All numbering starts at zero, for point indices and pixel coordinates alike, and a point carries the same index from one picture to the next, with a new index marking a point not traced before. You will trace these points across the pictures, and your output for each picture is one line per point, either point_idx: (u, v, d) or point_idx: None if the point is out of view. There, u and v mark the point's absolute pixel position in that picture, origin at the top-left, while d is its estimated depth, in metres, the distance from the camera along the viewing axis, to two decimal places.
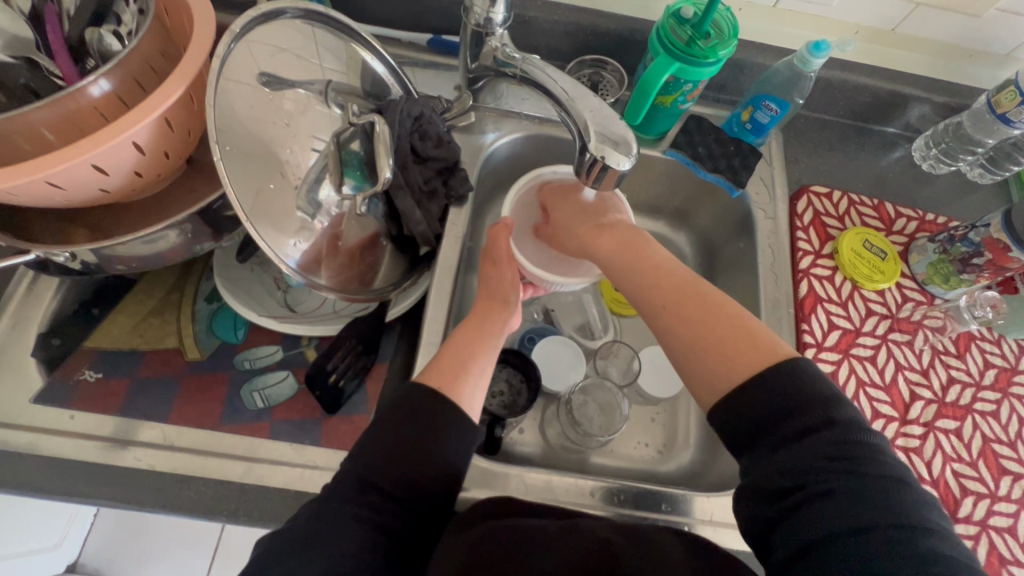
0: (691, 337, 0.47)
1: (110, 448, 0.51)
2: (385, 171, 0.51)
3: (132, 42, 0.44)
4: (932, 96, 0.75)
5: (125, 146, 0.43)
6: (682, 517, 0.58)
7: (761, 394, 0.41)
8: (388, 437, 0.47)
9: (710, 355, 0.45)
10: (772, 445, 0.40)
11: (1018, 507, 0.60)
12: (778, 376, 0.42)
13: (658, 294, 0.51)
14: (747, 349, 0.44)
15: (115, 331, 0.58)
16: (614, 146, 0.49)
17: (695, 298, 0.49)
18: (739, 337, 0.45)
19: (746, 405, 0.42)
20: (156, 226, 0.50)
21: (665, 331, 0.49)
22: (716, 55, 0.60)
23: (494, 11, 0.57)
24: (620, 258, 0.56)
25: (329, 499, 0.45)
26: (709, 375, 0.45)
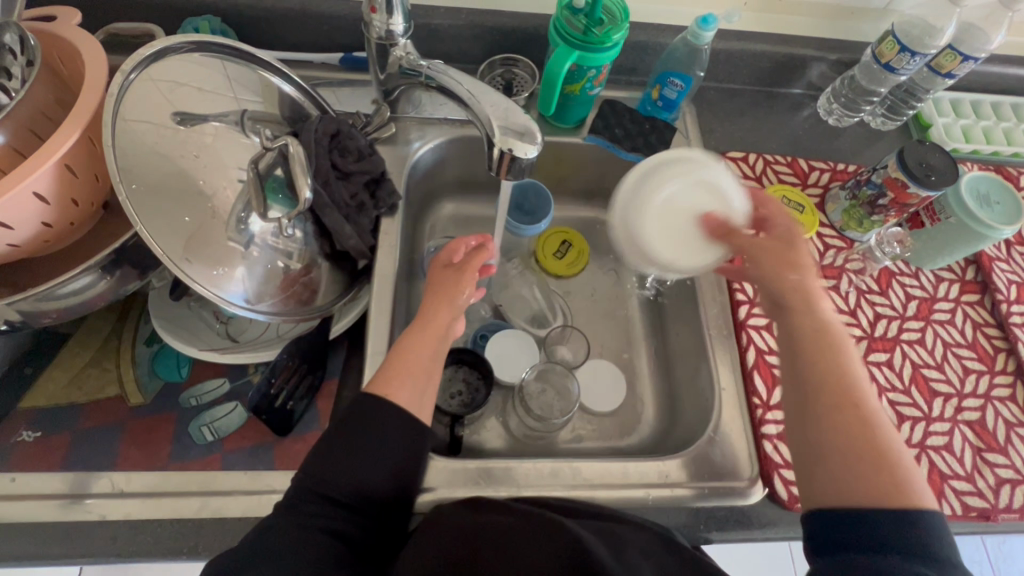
0: (837, 436, 0.43)
1: (58, 505, 0.50)
2: (304, 190, 0.51)
3: (21, 93, 0.45)
4: (826, 55, 0.80)
5: (25, 197, 0.43)
6: (644, 485, 0.59)
7: (871, 529, 0.38)
8: (337, 445, 0.48)
9: (866, 463, 0.41)
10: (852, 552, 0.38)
11: (951, 425, 0.64)
12: (923, 528, 0.38)
13: (825, 383, 0.45)
14: (901, 484, 0.40)
15: (53, 387, 0.58)
16: (518, 137, 0.51)
17: (844, 398, 0.44)
18: (887, 471, 0.40)
19: (888, 534, 0.38)
20: (75, 272, 0.50)
21: (816, 419, 0.44)
22: (611, 39, 0.62)
23: (393, 22, 0.59)
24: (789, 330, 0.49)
25: (280, 515, 0.45)
26: (850, 480, 0.41)
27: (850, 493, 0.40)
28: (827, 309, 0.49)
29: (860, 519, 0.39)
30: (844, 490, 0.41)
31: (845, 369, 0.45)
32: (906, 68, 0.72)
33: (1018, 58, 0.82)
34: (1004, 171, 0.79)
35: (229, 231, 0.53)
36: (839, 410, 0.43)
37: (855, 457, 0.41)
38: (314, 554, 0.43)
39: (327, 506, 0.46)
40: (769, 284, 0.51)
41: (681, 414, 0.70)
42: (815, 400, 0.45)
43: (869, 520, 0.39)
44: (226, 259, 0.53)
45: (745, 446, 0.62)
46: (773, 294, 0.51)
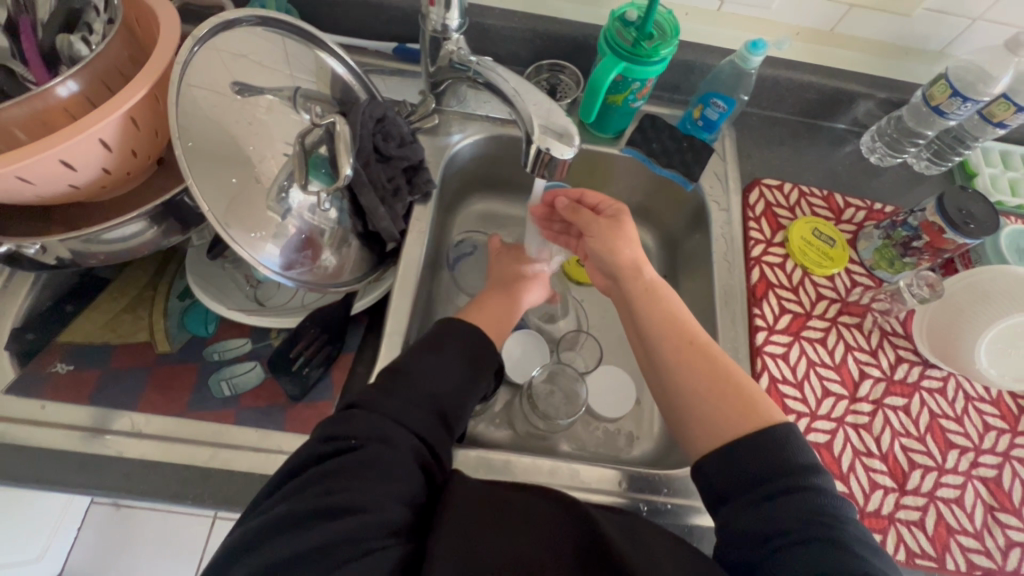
0: (693, 382, 0.53)
1: (85, 437, 0.53)
2: (345, 167, 0.54)
3: (99, 47, 0.48)
4: (875, 93, 0.79)
5: (91, 142, 0.45)
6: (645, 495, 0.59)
7: (754, 454, 0.46)
8: (421, 374, 0.52)
9: (725, 414, 0.50)
10: (743, 504, 0.44)
11: (964, 479, 0.63)
12: (774, 441, 0.46)
13: (665, 339, 0.57)
14: (750, 411, 0.49)
15: (88, 325, 0.60)
16: (556, 137, 0.53)
17: (707, 358, 0.55)
18: (746, 401, 0.50)
19: (749, 457, 0.46)
20: (127, 218, 0.53)
21: (685, 386, 0.54)
22: (659, 54, 0.63)
23: (449, 17, 0.61)
24: (647, 310, 0.59)
25: (384, 426, 0.46)
26: (719, 422, 0.50)
27: (717, 429, 0.49)
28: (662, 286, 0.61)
29: (735, 450, 0.47)
30: (721, 424, 0.50)
31: (687, 324, 0.58)
32: (957, 113, 0.71)
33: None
34: None
35: (270, 202, 0.55)
36: (695, 378, 0.53)
37: (722, 399, 0.51)
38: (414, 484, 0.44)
39: (421, 428, 0.48)
40: (644, 295, 0.60)
41: None
42: (677, 361, 0.55)
43: (740, 445, 0.47)
44: (264, 228, 0.55)
45: None
46: (610, 266, 0.63)
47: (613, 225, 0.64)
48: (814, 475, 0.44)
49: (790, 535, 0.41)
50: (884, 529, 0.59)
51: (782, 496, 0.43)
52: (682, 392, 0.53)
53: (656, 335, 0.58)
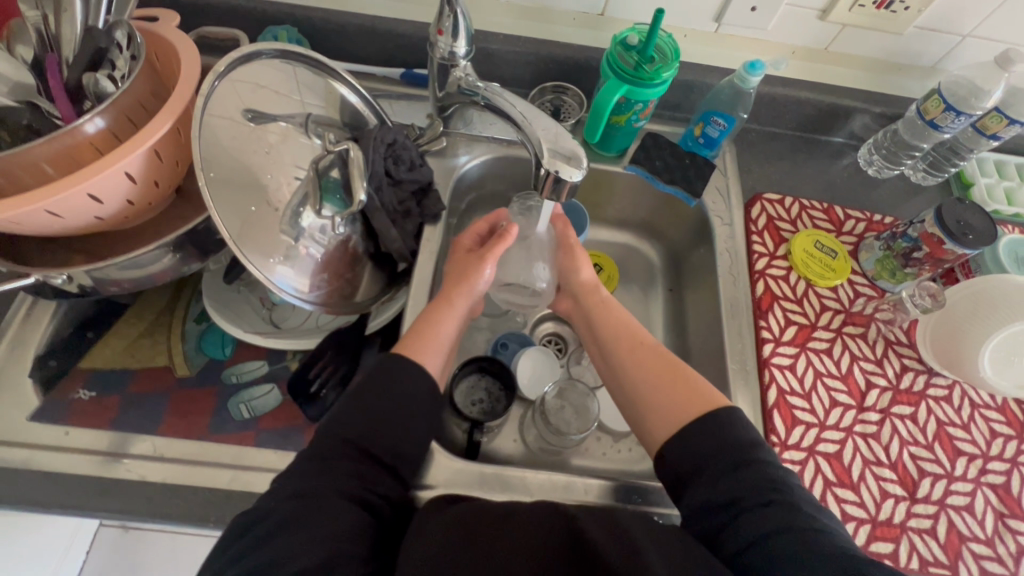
0: (642, 379, 0.58)
1: (107, 462, 0.53)
2: (359, 194, 0.55)
3: (125, 84, 0.49)
4: (870, 107, 0.81)
5: (118, 176, 0.47)
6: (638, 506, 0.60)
7: (702, 433, 0.49)
8: (354, 416, 0.51)
9: (670, 402, 0.54)
10: (699, 482, 0.47)
11: (973, 486, 0.63)
12: (718, 421, 0.49)
13: (617, 344, 0.63)
14: (695, 398, 0.53)
15: (108, 352, 0.61)
16: (566, 160, 0.54)
17: (654, 355, 0.60)
18: (691, 389, 0.54)
19: (698, 437, 0.49)
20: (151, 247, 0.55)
21: (634, 383, 0.58)
22: (660, 76, 0.65)
23: (457, 45, 0.63)
24: (596, 319, 0.67)
25: (306, 481, 0.46)
26: (668, 411, 0.53)
27: (669, 420, 0.53)
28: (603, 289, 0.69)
29: (683, 435, 0.50)
30: (666, 415, 0.54)
31: (634, 329, 0.64)
32: (950, 127, 0.73)
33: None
34: None
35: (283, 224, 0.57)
36: (645, 374, 0.58)
37: (667, 389, 0.55)
38: (348, 525, 0.44)
39: (356, 470, 0.48)
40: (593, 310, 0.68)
41: None
42: (628, 361, 0.60)
43: (687, 429, 0.50)
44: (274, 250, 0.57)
45: None
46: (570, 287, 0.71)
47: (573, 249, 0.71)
48: (761, 450, 0.48)
49: (744, 503, 0.45)
50: (896, 538, 0.60)
51: (736, 470, 0.46)
52: (638, 391, 0.57)
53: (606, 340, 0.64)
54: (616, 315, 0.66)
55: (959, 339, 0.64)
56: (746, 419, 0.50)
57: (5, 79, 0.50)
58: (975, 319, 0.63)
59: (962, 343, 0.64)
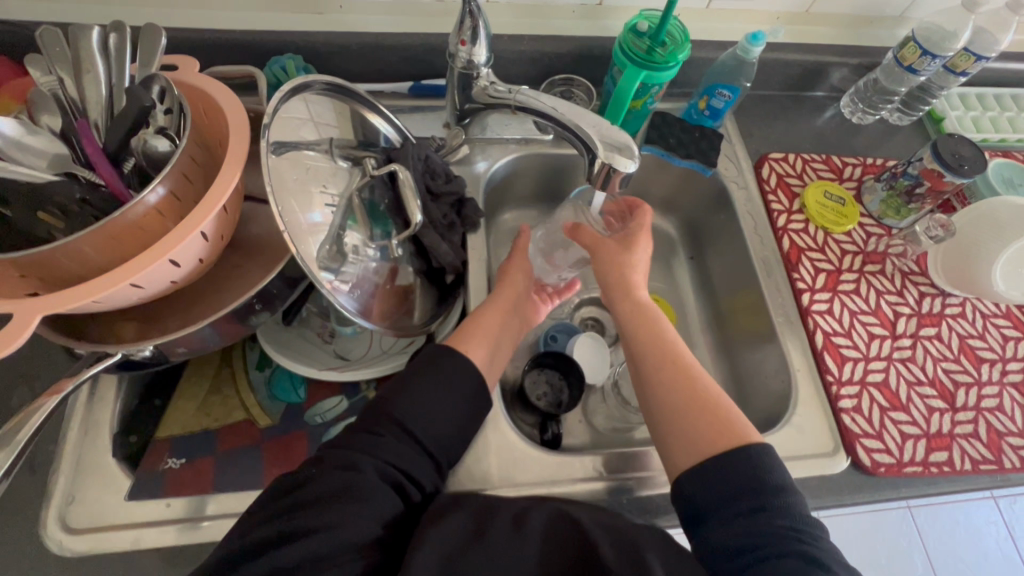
0: (672, 398, 0.57)
1: (185, 528, 0.52)
2: (416, 213, 0.58)
3: (181, 142, 0.48)
4: (848, 60, 0.87)
5: (195, 239, 0.46)
6: (635, 472, 0.63)
7: (729, 474, 0.49)
8: (397, 395, 0.53)
9: (706, 425, 0.53)
10: (722, 518, 0.47)
11: (999, 387, 0.71)
12: (755, 459, 0.49)
13: (654, 357, 0.60)
14: (732, 427, 0.52)
15: (182, 415, 0.59)
16: (618, 152, 0.56)
17: (693, 374, 0.58)
18: (723, 419, 0.53)
19: (728, 471, 0.49)
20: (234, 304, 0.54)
21: (669, 396, 0.57)
22: (675, 58, 0.68)
23: (477, 53, 0.63)
24: (630, 326, 0.63)
25: (351, 454, 0.49)
26: (703, 433, 0.53)
27: (702, 446, 0.52)
28: (643, 295, 0.65)
29: (717, 465, 0.50)
30: (703, 437, 0.53)
31: (676, 343, 0.61)
32: (926, 69, 0.79)
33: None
34: (1012, 156, 0.88)
35: (324, 260, 0.56)
36: (685, 391, 0.56)
37: (706, 412, 0.54)
38: (384, 508, 0.47)
39: (396, 452, 0.50)
40: (625, 316, 0.64)
41: (760, 395, 0.75)
42: (668, 373, 0.58)
43: (713, 462, 0.50)
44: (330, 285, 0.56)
45: (824, 420, 0.67)
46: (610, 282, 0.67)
47: (622, 242, 0.68)
48: (782, 499, 0.47)
49: (768, 547, 0.44)
50: (948, 446, 0.66)
51: (756, 515, 0.46)
52: (672, 407, 0.56)
53: (639, 354, 0.61)
54: (657, 327, 0.62)
55: (970, 258, 0.71)
56: (779, 461, 0.49)
57: (42, 154, 0.47)
58: (986, 240, 0.70)
59: (974, 263, 0.71)
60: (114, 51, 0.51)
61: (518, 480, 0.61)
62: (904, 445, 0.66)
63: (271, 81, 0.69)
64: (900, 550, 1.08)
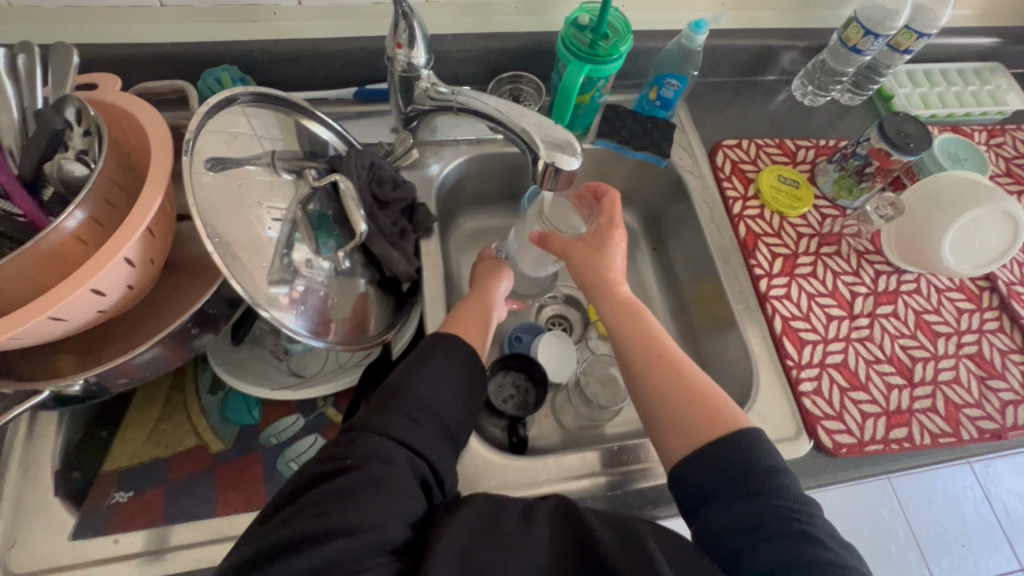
0: (657, 390, 0.55)
1: (148, 561, 0.51)
2: (359, 224, 0.56)
3: (97, 165, 0.46)
4: (796, 43, 0.87)
5: (119, 265, 0.44)
6: (629, 467, 0.63)
7: (720, 462, 0.48)
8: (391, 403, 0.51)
9: (691, 414, 0.52)
10: (719, 505, 0.47)
11: (955, 360, 0.72)
12: (742, 447, 0.49)
13: (635, 348, 0.59)
14: (716, 415, 0.52)
15: (131, 446, 0.58)
16: (560, 150, 0.56)
17: (674, 362, 0.57)
18: (708, 409, 0.52)
19: (715, 461, 0.49)
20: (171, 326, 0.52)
21: (651, 387, 0.56)
22: (618, 51, 0.67)
23: (415, 55, 0.61)
24: (609, 316, 0.62)
25: (387, 446, 0.48)
26: (688, 423, 0.52)
27: (688, 437, 0.51)
28: (621, 283, 0.64)
29: (704, 456, 0.49)
30: (688, 427, 0.52)
31: (656, 331, 0.60)
32: (871, 49, 0.79)
33: (969, 28, 0.93)
34: (960, 131, 0.90)
35: (272, 278, 0.54)
36: (666, 381, 0.55)
37: (688, 402, 0.53)
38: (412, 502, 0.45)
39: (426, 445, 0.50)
40: (603, 304, 0.63)
41: (723, 383, 0.75)
42: (649, 365, 0.57)
43: (700, 452, 0.50)
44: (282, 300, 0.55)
45: (787, 404, 0.68)
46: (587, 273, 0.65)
47: (599, 238, 0.66)
48: (778, 479, 0.47)
49: (767, 529, 0.45)
50: (907, 422, 0.67)
51: (756, 497, 0.46)
52: (656, 399, 0.55)
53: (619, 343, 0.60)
54: (638, 314, 0.61)
55: (921, 236, 0.72)
56: (770, 444, 0.49)
57: None
58: (936, 217, 0.71)
59: (924, 240, 0.72)
60: (24, 74, 0.48)
61: (481, 487, 0.60)
62: (865, 424, 0.66)
63: (206, 94, 0.67)
64: (879, 519, 1.12)
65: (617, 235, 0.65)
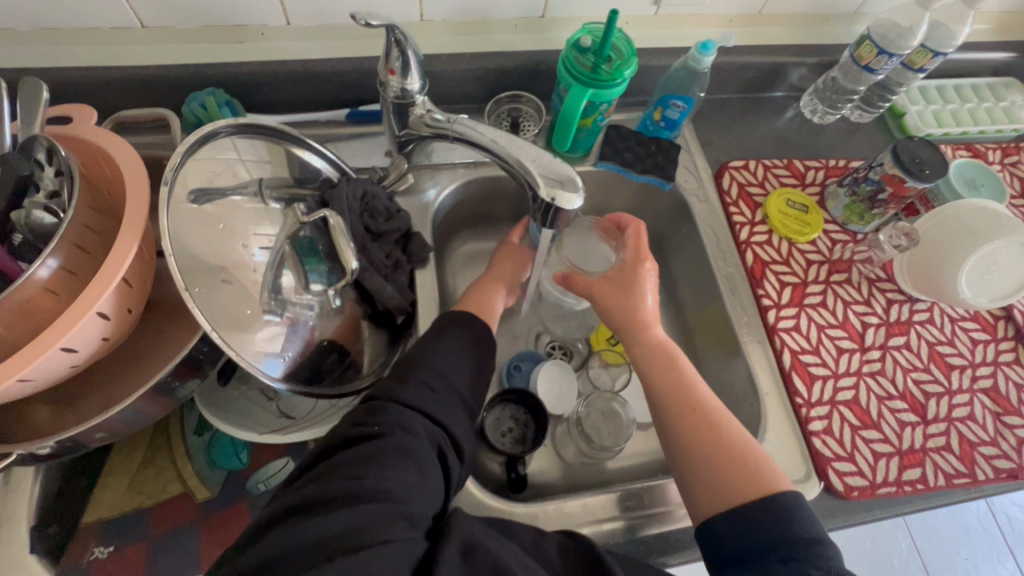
0: (691, 443, 0.53)
1: None
2: (350, 262, 0.53)
3: (68, 212, 0.43)
4: (805, 59, 0.84)
5: (92, 321, 0.42)
6: (653, 508, 0.61)
7: (759, 522, 0.45)
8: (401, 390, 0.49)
9: (732, 474, 0.49)
10: (755, 563, 0.43)
11: (970, 395, 0.70)
12: (782, 513, 0.45)
13: (668, 398, 0.56)
14: (757, 479, 0.48)
15: (112, 495, 0.55)
16: (561, 186, 0.53)
17: (713, 415, 0.54)
18: (746, 465, 0.50)
19: (754, 527, 0.45)
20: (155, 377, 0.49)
21: (686, 441, 0.53)
22: (622, 75, 0.64)
23: (409, 83, 0.58)
24: (641, 359, 0.60)
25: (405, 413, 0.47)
26: (724, 482, 0.49)
27: (724, 498, 0.48)
28: (656, 326, 0.61)
29: (741, 524, 0.46)
30: (725, 487, 0.49)
31: (693, 381, 0.57)
32: (884, 68, 0.77)
33: (984, 43, 0.90)
34: (974, 150, 0.87)
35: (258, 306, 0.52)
36: (704, 436, 0.53)
37: (723, 461, 0.50)
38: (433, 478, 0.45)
39: (442, 416, 0.49)
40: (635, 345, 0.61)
41: None
42: (682, 417, 0.55)
43: (733, 514, 0.47)
44: (274, 330, 0.54)
45: (796, 444, 0.65)
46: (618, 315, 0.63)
47: (621, 282, 0.64)
48: (819, 544, 0.43)
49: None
50: (921, 462, 0.65)
51: (790, 560, 0.42)
52: (692, 455, 0.52)
53: (653, 390, 0.58)
54: (674, 361, 0.59)
55: (938, 266, 0.69)
56: (812, 512, 0.45)
57: None
58: (957, 248, 0.67)
59: (942, 270, 0.69)
60: None
61: None
62: (877, 465, 0.64)
63: (190, 120, 0.64)
64: (883, 530, 1.14)
65: (646, 270, 0.63)
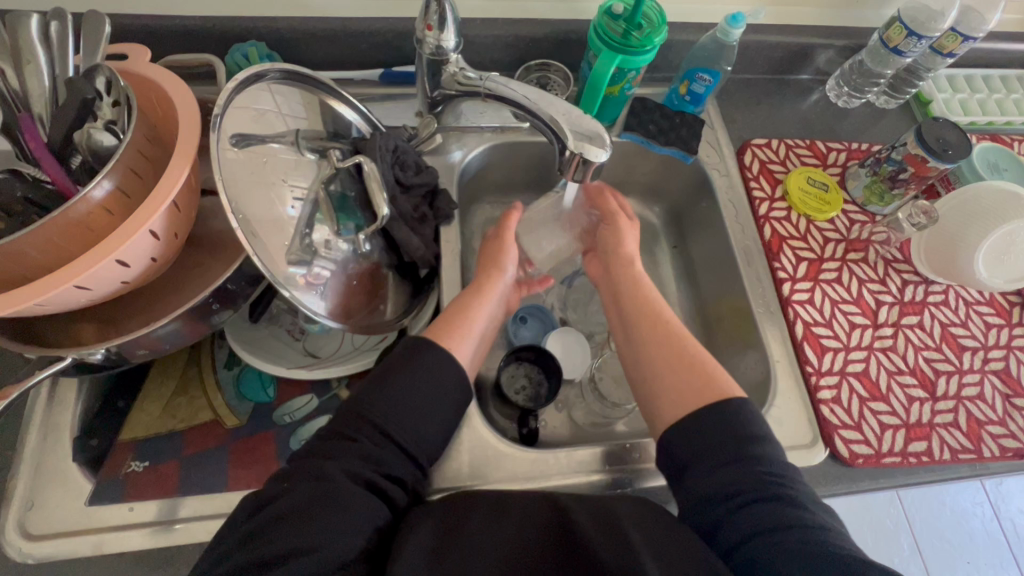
0: (654, 369, 0.57)
1: (157, 531, 0.52)
2: (382, 207, 0.56)
3: (126, 135, 0.45)
4: (833, 42, 0.84)
5: (144, 237, 0.44)
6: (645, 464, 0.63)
7: (705, 426, 0.49)
8: (385, 389, 0.52)
9: (688, 377, 0.54)
10: (702, 471, 0.47)
11: (981, 375, 0.70)
12: (731, 409, 0.49)
13: (638, 314, 0.62)
14: (708, 376, 0.53)
15: (147, 417, 0.58)
16: (589, 141, 0.55)
17: (669, 331, 0.59)
18: (699, 371, 0.54)
19: (708, 425, 0.49)
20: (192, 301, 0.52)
21: (649, 351, 0.58)
22: (652, 42, 0.65)
23: (444, 39, 0.60)
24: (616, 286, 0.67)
25: (323, 464, 0.46)
26: (682, 383, 0.53)
27: (682, 402, 0.52)
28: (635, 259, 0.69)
29: (697, 417, 0.50)
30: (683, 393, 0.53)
31: (656, 300, 0.63)
32: (913, 51, 0.77)
33: (1015, 34, 0.89)
34: (999, 140, 0.86)
35: (292, 255, 0.54)
36: (664, 348, 0.57)
37: (681, 367, 0.55)
38: (368, 507, 0.44)
39: (375, 457, 0.48)
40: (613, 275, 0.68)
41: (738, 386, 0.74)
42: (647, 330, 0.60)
43: (695, 414, 0.50)
44: (303, 278, 0.55)
45: (803, 411, 0.67)
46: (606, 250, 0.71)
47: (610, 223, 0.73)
48: (757, 445, 0.47)
49: (746, 494, 0.45)
50: (927, 436, 0.66)
51: (729, 465, 0.46)
52: (653, 363, 0.57)
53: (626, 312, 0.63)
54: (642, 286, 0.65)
55: (953, 248, 0.70)
56: (756, 412, 0.50)
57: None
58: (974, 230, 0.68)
59: (957, 253, 0.70)
60: (56, 41, 0.48)
61: (490, 477, 0.60)
62: (883, 436, 0.65)
63: (233, 70, 0.67)
64: (885, 529, 1.14)
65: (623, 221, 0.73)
